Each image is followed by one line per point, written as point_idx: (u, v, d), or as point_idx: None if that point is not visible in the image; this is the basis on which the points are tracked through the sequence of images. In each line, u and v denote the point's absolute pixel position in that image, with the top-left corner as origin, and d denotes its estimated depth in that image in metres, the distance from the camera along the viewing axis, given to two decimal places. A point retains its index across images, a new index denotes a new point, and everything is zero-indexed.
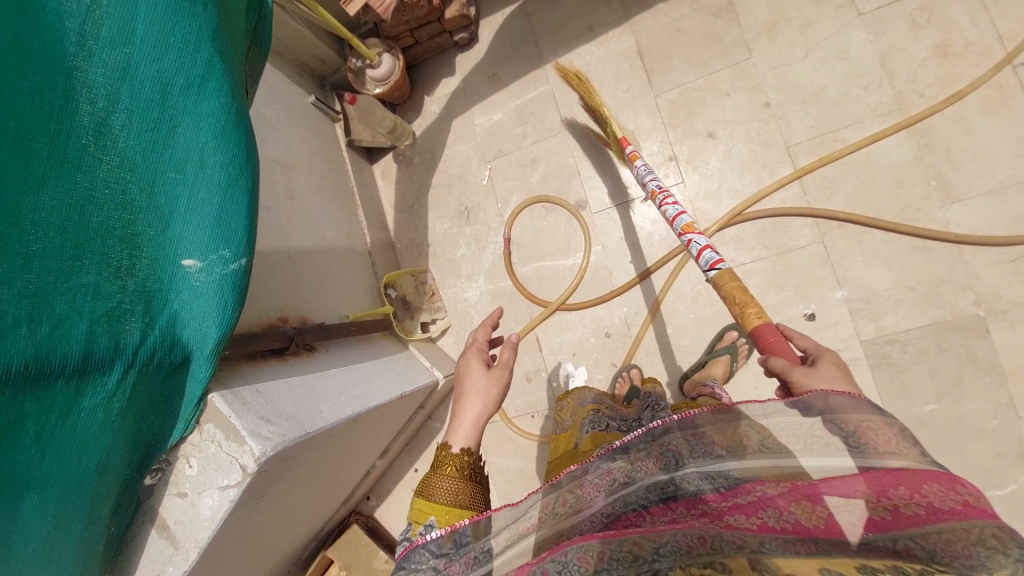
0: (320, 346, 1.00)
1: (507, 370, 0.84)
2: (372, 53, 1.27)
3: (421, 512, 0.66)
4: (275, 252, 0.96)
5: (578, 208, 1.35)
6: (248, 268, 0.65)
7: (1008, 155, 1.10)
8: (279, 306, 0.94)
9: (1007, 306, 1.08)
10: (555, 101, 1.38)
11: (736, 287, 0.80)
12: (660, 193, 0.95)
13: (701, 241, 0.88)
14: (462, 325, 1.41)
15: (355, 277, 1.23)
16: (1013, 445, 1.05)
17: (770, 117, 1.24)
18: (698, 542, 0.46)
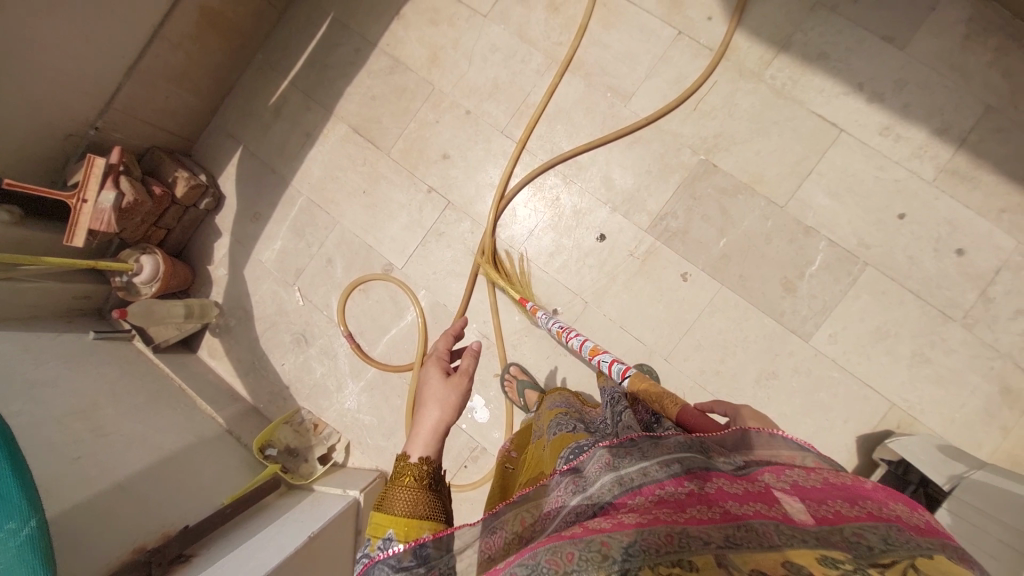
0: (198, 548, 1.00)
1: (466, 376, 0.80)
2: (127, 264, 1.31)
3: (381, 525, 0.65)
4: (105, 492, 0.96)
5: (388, 273, 1.44)
6: (43, 523, 0.72)
7: (641, 46, 1.35)
8: (130, 540, 0.94)
9: (714, 141, 1.31)
10: (315, 206, 1.48)
11: (651, 384, 0.88)
12: (594, 351, 1.09)
13: (620, 366, 1.00)
14: (359, 431, 1.42)
15: (223, 462, 1.24)
16: (793, 229, 1.28)
17: (476, 119, 1.42)
18: (664, 538, 0.47)
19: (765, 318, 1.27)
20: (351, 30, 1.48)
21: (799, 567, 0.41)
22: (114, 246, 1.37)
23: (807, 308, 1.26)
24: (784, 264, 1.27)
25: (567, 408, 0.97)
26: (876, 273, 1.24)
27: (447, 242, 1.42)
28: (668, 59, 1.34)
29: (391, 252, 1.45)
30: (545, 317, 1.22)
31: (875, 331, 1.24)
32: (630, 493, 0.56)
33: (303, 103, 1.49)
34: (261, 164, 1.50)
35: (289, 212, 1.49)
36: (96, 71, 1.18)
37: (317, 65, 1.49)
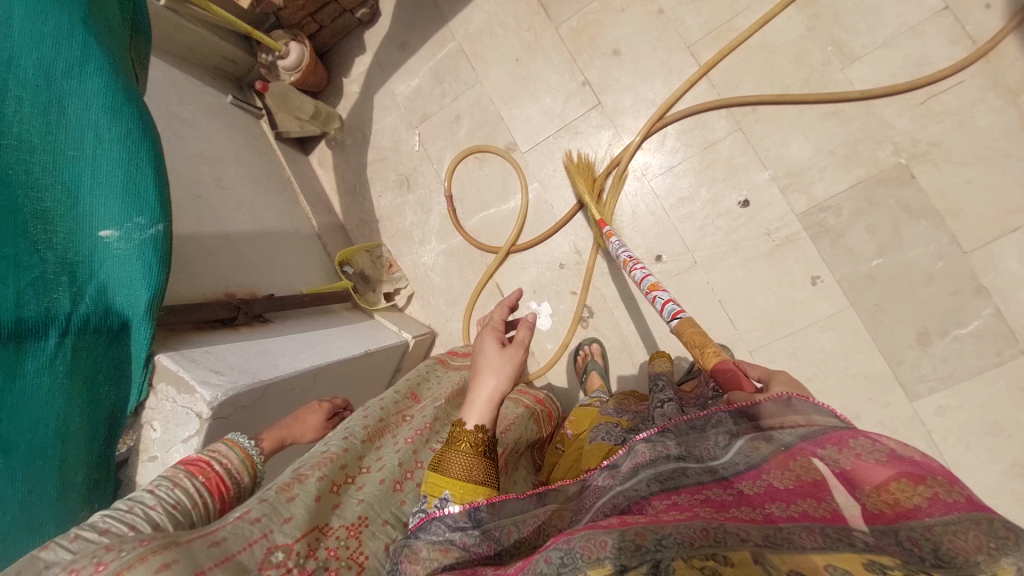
0: (274, 317, 1.07)
1: (523, 347, 0.75)
2: (278, 44, 1.30)
3: (435, 486, 0.60)
4: (211, 235, 1.01)
5: (509, 151, 1.37)
6: (167, 233, 0.69)
7: (895, 5, 1.12)
8: (225, 283, 1.01)
9: (926, 148, 1.11)
10: (466, 55, 1.39)
11: (695, 332, 0.83)
12: (630, 262, 1.02)
13: (664, 295, 0.93)
14: (424, 290, 1.44)
15: (307, 258, 1.30)
16: (964, 281, 1.10)
17: (667, 23, 1.25)
18: (700, 530, 0.42)
19: (877, 358, 1.14)
20: None
21: None
22: (270, 22, 1.36)
23: (931, 368, 1.12)
24: (932, 313, 1.11)
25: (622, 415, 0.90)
26: None
27: (580, 144, 1.33)
28: (920, 33, 1.11)
29: (521, 131, 1.37)
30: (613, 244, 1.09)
31: (995, 423, 1.09)
32: (669, 488, 0.50)
33: None
34: None
35: (438, 52, 1.41)
36: None
37: None
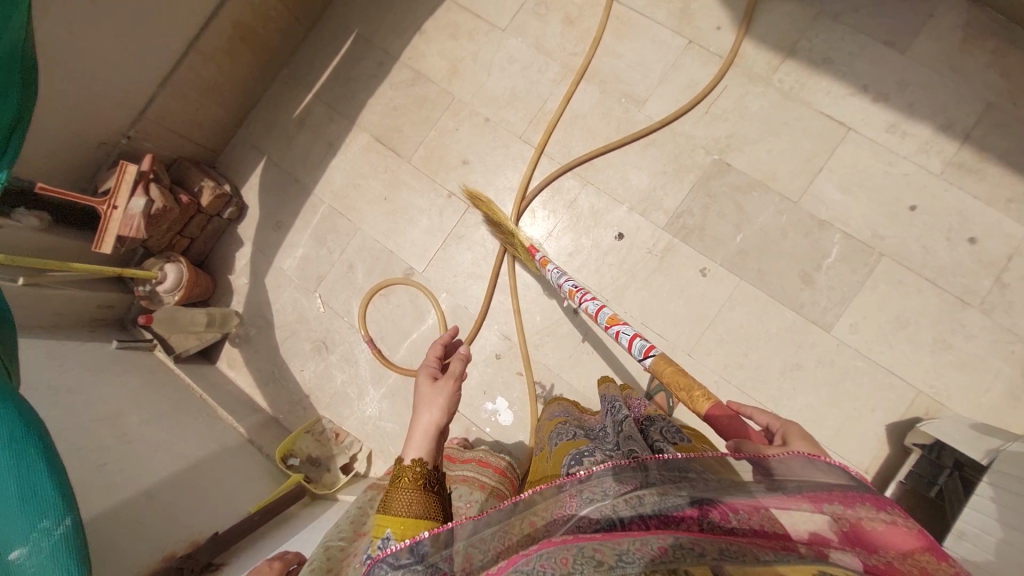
0: (226, 557, 0.98)
1: (454, 378, 0.84)
2: (152, 272, 1.32)
3: (380, 526, 0.70)
4: (130, 499, 0.93)
5: (409, 276, 1.45)
6: (77, 522, 0.65)
7: (653, 54, 1.42)
8: (159, 545, 0.92)
9: (728, 141, 1.36)
10: (336, 213, 1.49)
11: (676, 372, 0.89)
12: (578, 293, 1.12)
13: (628, 332, 1.02)
14: (380, 441, 1.39)
15: (244, 471, 1.22)
16: (809, 222, 1.31)
17: (494, 126, 1.47)
18: (660, 551, 0.49)
19: (785, 310, 1.29)
20: (374, 45, 1.54)
21: None
22: (138, 255, 1.38)
23: (827, 300, 1.28)
24: (801, 257, 1.30)
25: (567, 417, 1.01)
26: (891, 263, 1.28)
27: (467, 245, 1.44)
28: (680, 67, 1.40)
29: (411, 255, 1.46)
30: (551, 272, 1.18)
31: (895, 320, 1.26)
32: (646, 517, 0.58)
33: (326, 114, 1.52)
34: (283, 174, 1.52)
35: (309, 220, 1.50)
36: (126, 81, 1.21)
37: (342, 78, 1.53)
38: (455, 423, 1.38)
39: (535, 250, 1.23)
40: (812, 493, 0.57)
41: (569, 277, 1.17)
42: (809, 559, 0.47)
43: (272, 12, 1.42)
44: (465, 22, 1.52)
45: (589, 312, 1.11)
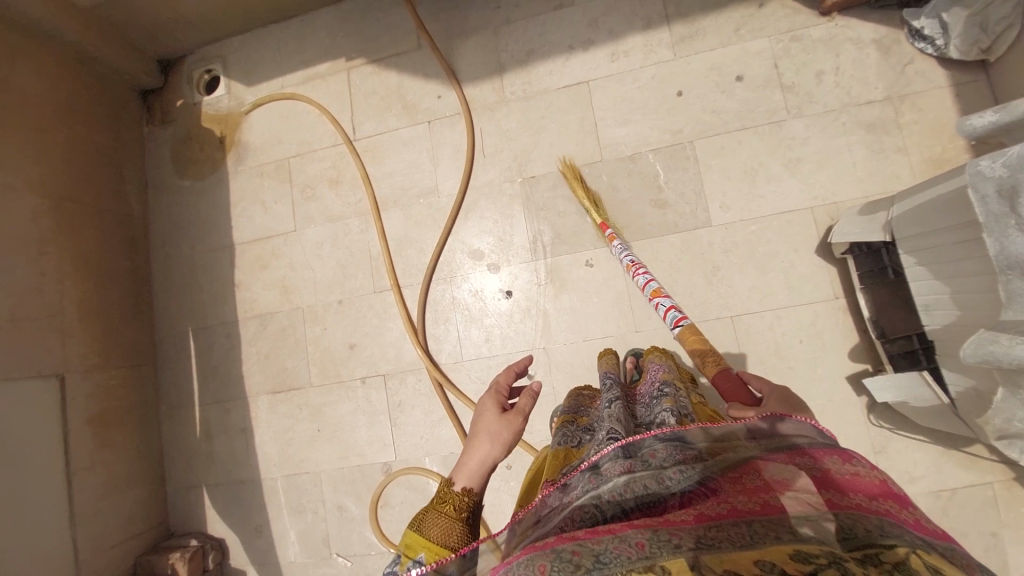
0: None
1: (521, 412, 0.82)
2: None
3: (414, 548, 0.71)
4: None
5: (389, 471, 1.43)
6: None
7: (413, 150, 1.52)
8: None
9: (518, 163, 1.47)
10: (294, 477, 1.48)
11: (698, 338, 0.97)
12: (632, 266, 1.21)
13: (666, 302, 1.09)
14: None
15: None
16: (622, 167, 1.42)
17: (350, 302, 1.51)
18: (638, 546, 0.48)
19: (670, 237, 1.38)
20: (209, 324, 1.57)
21: (768, 564, 0.43)
22: None
23: (686, 204, 1.38)
24: (642, 192, 1.40)
25: (574, 412, 0.92)
26: (703, 140, 1.38)
27: (411, 405, 1.45)
28: (439, 143, 1.51)
29: (377, 453, 1.45)
30: (617, 247, 1.30)
31: (745, 177, 1.35)
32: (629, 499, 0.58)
33: (220, 410, 1.54)
34: (229, 485, 1.51)
35: (277, 501, 1.48)
36: (44, 547, 1.20)
37: (210, 372, 1.55)
38: None
39: (608, 228, 1.34)
40: (787, 457, 0.60)
41: (629, 251, 1.27)
42: (788, 530, 0.48)
43: (112, 382, 1.44)
44: (262, 250, 1.57)
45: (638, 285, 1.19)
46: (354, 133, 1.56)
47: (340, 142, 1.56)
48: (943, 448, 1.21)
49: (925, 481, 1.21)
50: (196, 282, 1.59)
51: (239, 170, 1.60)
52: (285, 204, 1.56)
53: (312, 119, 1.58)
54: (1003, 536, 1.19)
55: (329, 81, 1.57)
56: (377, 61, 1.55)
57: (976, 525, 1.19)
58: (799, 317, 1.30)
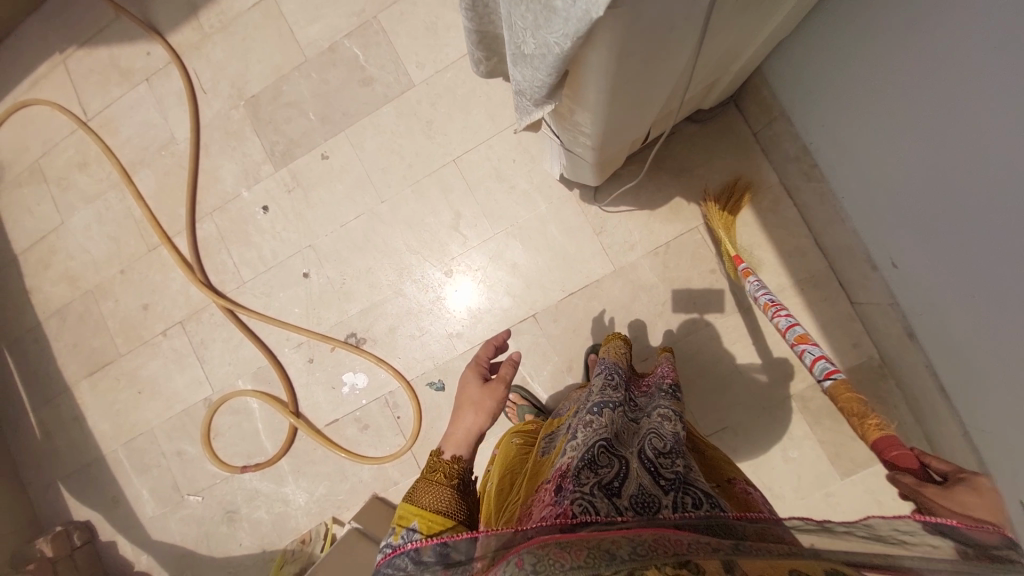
0: None
1: (501, 382, 0.93)
2: None
3: (406, 516, 0.71)
4: None
5: (210, 404, 1.55)
6: None
7: (140, 109, 1.59)
8: None
9: (236, 85, 1.54)
10: (130, 442, 1.61)
11: (852, 396, 0.87)
12: (772, 308, 1.07)
13: (814, 350, 0.98)
14: (324, 502, 1.50)
15: None
16: (322, 58, 1.50)
17: (131, 268, 1.60)
18: (664, 543, 0.48)
19: (384, 106, 1.47)
20: (21, 337, 1.70)
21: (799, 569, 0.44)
22: None
23: (387, 69, 1.47)
24: (346, 75, 1.49)
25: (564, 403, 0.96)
26: (383, 10, 1.48)
27: (212, 339, 1.55)
28: (163, 94, 1.58)
29: (196, 392, 1.56)
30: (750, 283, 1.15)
31: (428, 31, 1.46)
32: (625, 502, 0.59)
33: (51, 409, 1.67)
34: (80, 472, 1.65)
35: (125, 468, 1.61)
36: None
37: (32, 377, 1.69)
38: (341, 426, 1.49)
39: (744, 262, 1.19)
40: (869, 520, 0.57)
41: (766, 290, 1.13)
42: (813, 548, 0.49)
43: None
44: (43, 252, 1.67)
45: (782, 325, 1.06)
46: (86, 114, 1.63)
47: (76, 126, 1.64)
48: (647, 211, 1.37)
49: (641, 245, 1.37)
50: None
51: None
52: (47, 201, 1.67)
53: (45, 118, 1.67)
54: (722, 271, 1.35)
55: (51, 76, 1.67)
56: (83, 41, 1.64)
57: (695, 267, 1.35)
58: (507, 140, 1.42)
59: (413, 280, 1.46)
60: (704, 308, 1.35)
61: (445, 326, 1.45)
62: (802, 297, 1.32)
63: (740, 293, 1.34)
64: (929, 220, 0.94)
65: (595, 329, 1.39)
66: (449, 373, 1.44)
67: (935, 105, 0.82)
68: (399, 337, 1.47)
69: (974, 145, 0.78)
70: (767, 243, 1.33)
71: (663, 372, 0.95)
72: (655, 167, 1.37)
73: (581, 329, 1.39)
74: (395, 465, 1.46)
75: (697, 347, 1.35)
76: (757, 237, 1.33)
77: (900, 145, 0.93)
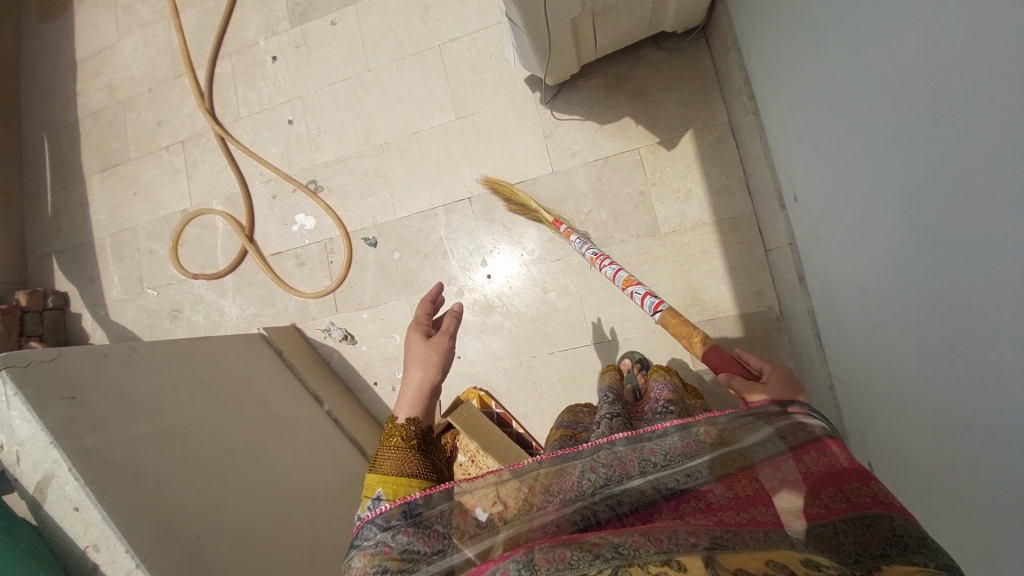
0: (159, 375, 1.05)
1: (446, 336, 0.81)
2: None
3: (371, 486, 0.69)
4: (103, 369, 0.95)
5: (185, 215, 1.76)
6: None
7: None
8: (126, 390, 0.96)
9: None
10: (116, 234, 1.85)
11: (679, 322, 1.00)
12: (597, 262, 1.17)
13: (639, 291, 1.08)
14: (249, 321, 1.66)
15: (224, 360, 1.23)
16: None
17: (159, 88, 1.85)
18: (654, 541, 0.48)
19: None
20: (61, 130, 1.99)
21: (779, 566, 0.43)
22: None
23: None
24: None
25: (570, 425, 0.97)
26: None
27: (202, 161, 1.77)
28: None
29: (178, 203, 1.78)
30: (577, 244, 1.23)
31: None
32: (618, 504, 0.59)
33: (66, 193, 1.94)
34: (73, 250, 1.90)
35: (107, 255, 1.85)
36: None
37: (60, 164, 1.97)
38: (281, 258, 1.65)
39: (563, 229, 1.27)
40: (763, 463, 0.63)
41: (592, 248, 1.21)
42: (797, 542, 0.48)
43: None
44: (97, 62, 1.95)
45: (610, 277, 1.16)
46: None
47: None
48: (597, 125, 1.43)
49: (583, 155, 1.44)
50: (55, 98, 2.02)
51: (81, 4, 2.02)
52: (111, 22, 1.95)
53: None
54: (650, 194, 1.39)
55: None
56: None
57: (625, 186, 1.41)
58: (491, 35, 1.53)
59: (376, 144, 1.60)
60: (624, 225, 1.40)
61: (391, 191, 1.57)
62: (719, 235, 1.34)
63: (662, 219, 1.38)
64: (869, 247, 0.82)
65: (519, 222, 1.46)
66: (383, 233, 1.57)
67: (863, 37, 0.70)
68: (351, 192, 1.61)
69: (883, 100, 0.68)
70: (699, 177, 1.36)
71: (658, 395, 0.92)
72: (614, 85, 1.43)
73: (507, 219, 1.48)
74: (317, 304, 1.60)
75: (607, 259, 1.40)
76: (691, 169, 1.37)
77: (843, 142, 0.82)
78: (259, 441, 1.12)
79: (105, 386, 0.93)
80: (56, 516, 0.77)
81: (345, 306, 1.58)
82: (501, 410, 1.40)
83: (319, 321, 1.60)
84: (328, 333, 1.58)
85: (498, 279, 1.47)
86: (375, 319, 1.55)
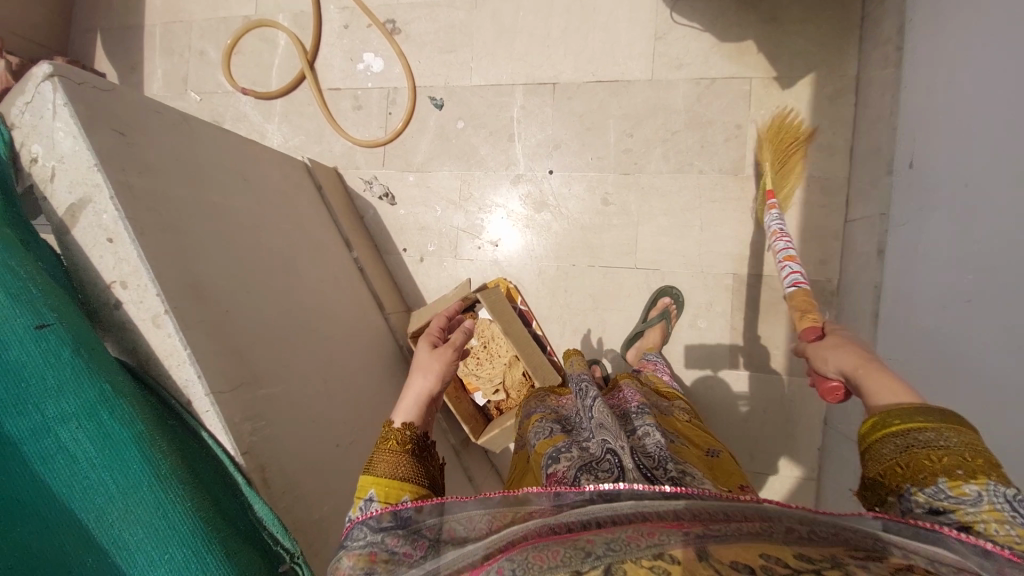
0: (207, 155, 0.99)
1: (452, 346, 0.83)
2: None
3: (362, 486, 0.64)
4: (158, 126, 0.89)
5: (246, 22, 1.62)
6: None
7: None
8: (176, 154, 0.91)
9: None
10: (169, 25, 1.72)
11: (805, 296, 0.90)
12: (776, 235, 1.06)
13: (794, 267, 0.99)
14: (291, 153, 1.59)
15: (270, 170, 1.18)
16: None
17: None
18: (646, 535, 0.44)
19: None
20: None
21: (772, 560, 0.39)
22: None
23: None
24: None
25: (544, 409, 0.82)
26: None
27: None
28: None
29: (241, 8, 1.64)
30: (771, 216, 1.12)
31: None
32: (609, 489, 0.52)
33: None
34: (121, 31, 1.78)
35: (155, 45, 1.73)
36: None
37: None
38: (339, 96, 1.55)
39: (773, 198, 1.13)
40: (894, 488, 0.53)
41: (783, 230, 1.08)
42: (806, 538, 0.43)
43: None
44: None
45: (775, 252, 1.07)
46: None
47: None
48: (715, 40, 1.30)
49: (689, 69, 1.32)
50: None
51: None
52: None
53: None
54: (746, 131, 1.29)
55: None
56: None
57: (723, 114, 1.30)
58: None
59: None
60: (708, 156, 1.31)
61: (472, 54, 1.45)
62: (802, 192, 1.26)
63: (750, 160, 1.28)
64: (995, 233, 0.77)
65: (599, 123, 1.36)
66: (452, 96, 1.46)
67: None
68: (429, 43, 1.48)
69: None
70: (803, 126, 1.26)
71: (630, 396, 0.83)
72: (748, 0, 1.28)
73: (587, 117, 1.37)
74: (364, 154, 1.52)
75: (679, 186, 1.32)
76: (798, 115, 1.26)
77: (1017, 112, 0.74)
78: (289, 255, 1.09)
79: (157, 142, 0.87)
80: (84, 243, 0.75)
81: (393, 163, 1.50)
82: (525, 306, 1.35)
83: (362, 172, 1.53)
84: (369, 186, 1.51)
85: (560, 178, 1.39)
86: (421, 185, 1.48)
